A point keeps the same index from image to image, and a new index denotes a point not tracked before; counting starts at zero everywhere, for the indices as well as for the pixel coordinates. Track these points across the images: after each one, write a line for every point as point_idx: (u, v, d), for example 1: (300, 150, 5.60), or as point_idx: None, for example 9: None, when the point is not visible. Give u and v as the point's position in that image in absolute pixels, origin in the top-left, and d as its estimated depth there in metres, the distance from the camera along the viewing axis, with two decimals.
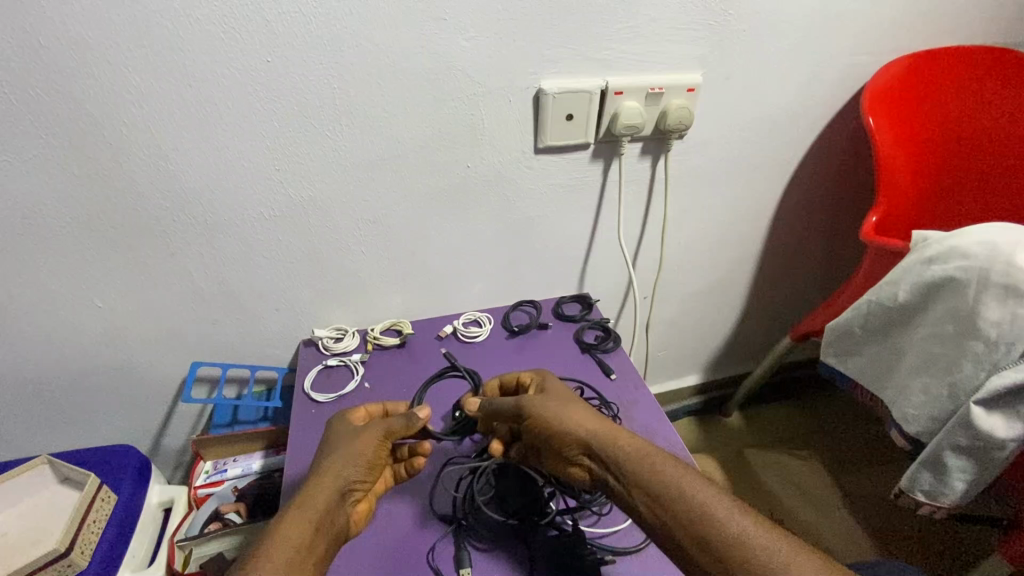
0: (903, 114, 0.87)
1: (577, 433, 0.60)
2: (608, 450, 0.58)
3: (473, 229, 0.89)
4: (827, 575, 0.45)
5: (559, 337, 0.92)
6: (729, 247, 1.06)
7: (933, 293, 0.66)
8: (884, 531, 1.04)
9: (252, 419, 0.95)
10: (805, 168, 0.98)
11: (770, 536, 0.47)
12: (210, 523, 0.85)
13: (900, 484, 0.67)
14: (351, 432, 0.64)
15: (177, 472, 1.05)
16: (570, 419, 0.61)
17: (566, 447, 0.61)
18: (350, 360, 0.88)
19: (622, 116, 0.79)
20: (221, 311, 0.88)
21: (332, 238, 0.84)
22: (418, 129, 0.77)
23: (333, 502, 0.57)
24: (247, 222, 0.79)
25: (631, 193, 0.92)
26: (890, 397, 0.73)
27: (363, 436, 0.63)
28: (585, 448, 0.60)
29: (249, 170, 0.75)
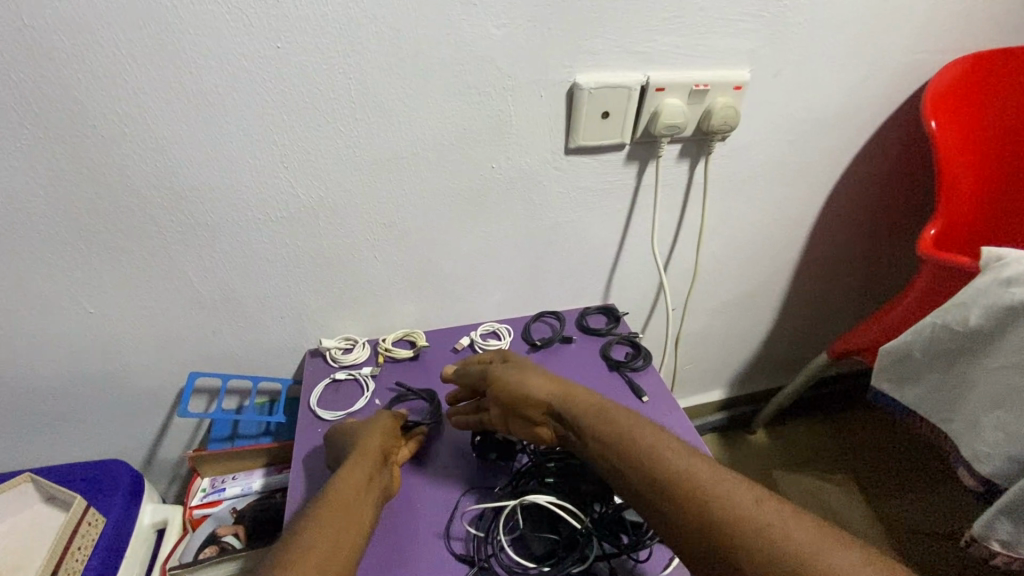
0: (966, 118, 0.80)
1: (542, 396, 0.60)
2: (574, 412, 0.57)
3: (495, 234, 0.83)
4: (773, 505, 0.43)
5: (585, 353, 0.85)
6: (765, 257, 0.99)
7: (1014, 319, 0.59)
8: (927, 563, 0.97)
9: (253, 433, 0.87)
10: (852, 175, 0.91)
11: (713, 471, 0.46)
12: (205, 548, 0.78)
13: (974, 531, 0.60)
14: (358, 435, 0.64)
15: (173, 486, 0.99)
16: (532, 385, 0.61)
17: (529, 409, 0.60)
18: (360, 374, 0.81)
19: (664, 115, 0.72)
20: (221, 318, 0.81)
21: (343, 242, 0.78)
22: (441, 125, 0.70)
23: (365, 487, 0.55)
24: (252, 224, 0.73)
25: (665, 198, 0.85)
26: (956, 430, 0.67)
27: (371, 435, 0.63)
28: (549, 410, 0.59)
29: (255, 167, 0.68)
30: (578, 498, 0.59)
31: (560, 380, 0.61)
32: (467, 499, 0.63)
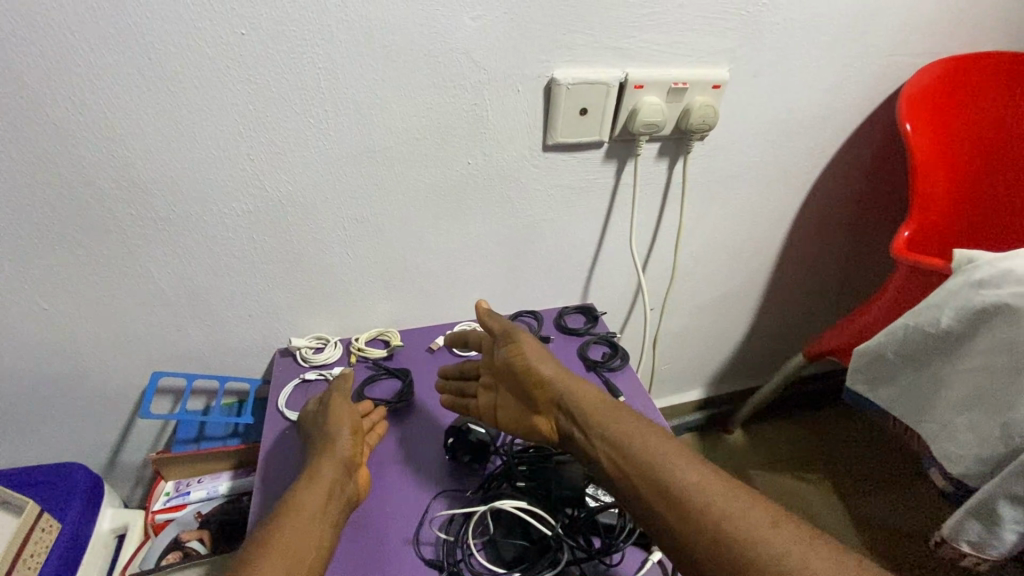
0: (940, 121, 0.81)
1: (552, 387, 0.59)
2: (577, 402, 0.57)
3: (471, 232, 0.81)
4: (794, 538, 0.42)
5: (562, 353, 0.84)
6: (743, 258, 0.99)
7: (984, 321, 0.60)
8: (899, 564, 0.98)
9: (220, 435, 0.85)
10: (829, 176, 0.91)
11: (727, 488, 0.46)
12: (168, 553, 0.76)
13: (944, 532, 0.60)
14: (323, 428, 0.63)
15: (137, 489, 0.95)
16: (540, 373, 0.59)
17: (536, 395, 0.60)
18: (331, 374, 0.79)
19: (642, 112, 0.71)
20: (186, 316, 0.78)
21: (315, 238, 0.75)
22: (414, 118, 0.68)
23: (326, 502, 0.54)
24: (217, 218, 0.70)
25: (644, 197, 0.84)
26: (927, 431, 0.67)
27: (337, 428, 0.62)
28: (556, 402, 0.58)
29: (220, 159, 0.66)
30: (550, 503, 0.58)
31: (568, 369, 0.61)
32: (438, 503, 0.62)
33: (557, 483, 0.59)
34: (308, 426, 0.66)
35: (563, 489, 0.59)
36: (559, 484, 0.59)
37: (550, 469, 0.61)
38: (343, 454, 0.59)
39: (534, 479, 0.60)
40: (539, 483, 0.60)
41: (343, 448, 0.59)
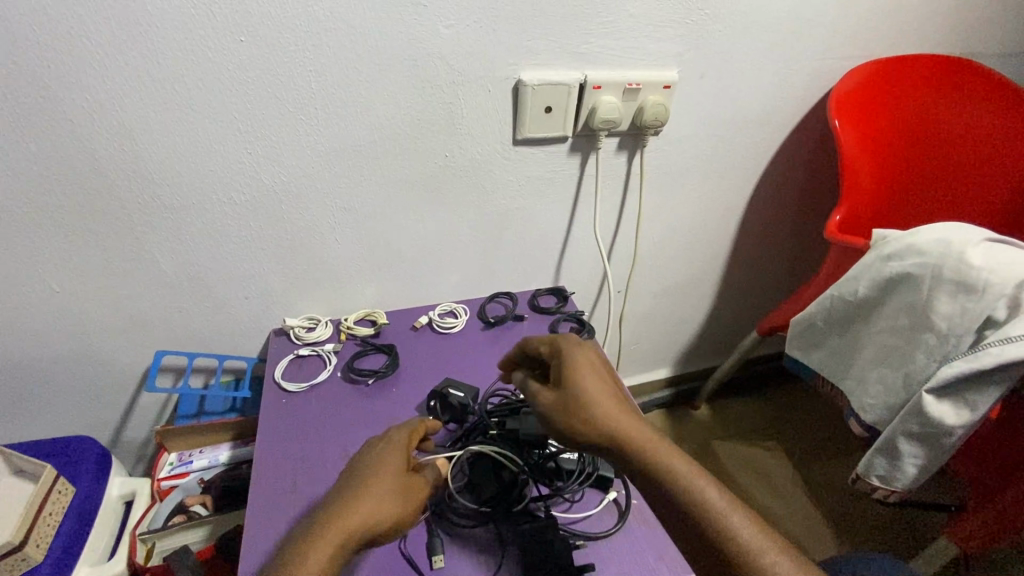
0: (867, 117, 0.91)
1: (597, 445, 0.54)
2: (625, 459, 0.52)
3: (450, 219, 0.89)
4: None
5: (535, 329, 0.93)
6: (701, 243, 1.08)
7: (891, 288, 0.69)
8: (845, 517, 1.07)
9: (219, 410, 0.92)
10: (774, 168, 1.01)
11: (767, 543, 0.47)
12: (174, 516, 0.83)
13: (858, 469, 0.69)
14: (379, 460, 0.58)
15: (139, 465, 1.02)
16: (585, 433, 0.54)
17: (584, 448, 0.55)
18: (323, 350, 0.87)
19: (600, 110, 0.80)
20: (188, 298, 0.85)
21: (306, 225, 0.83)
22: (396, 115, 0.76)
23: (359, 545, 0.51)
24: (218, 206, 0.77)
25: (607, 187, 0.93)
26: (849, 387, 0.77)
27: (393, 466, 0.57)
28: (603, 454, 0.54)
29: (220, 153, 0.73)
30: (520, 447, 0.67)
31: (613, 415, 0.53)
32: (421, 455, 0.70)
33: (526, 428, 0.67)
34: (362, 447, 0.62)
35: (532, 433, 0.66)
36: (528, 429, 0.67)
37: (522, 418, 0.69)
38: (393, 504, 0.54)
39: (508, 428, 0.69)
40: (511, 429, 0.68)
41: (397, 499, 0.54)
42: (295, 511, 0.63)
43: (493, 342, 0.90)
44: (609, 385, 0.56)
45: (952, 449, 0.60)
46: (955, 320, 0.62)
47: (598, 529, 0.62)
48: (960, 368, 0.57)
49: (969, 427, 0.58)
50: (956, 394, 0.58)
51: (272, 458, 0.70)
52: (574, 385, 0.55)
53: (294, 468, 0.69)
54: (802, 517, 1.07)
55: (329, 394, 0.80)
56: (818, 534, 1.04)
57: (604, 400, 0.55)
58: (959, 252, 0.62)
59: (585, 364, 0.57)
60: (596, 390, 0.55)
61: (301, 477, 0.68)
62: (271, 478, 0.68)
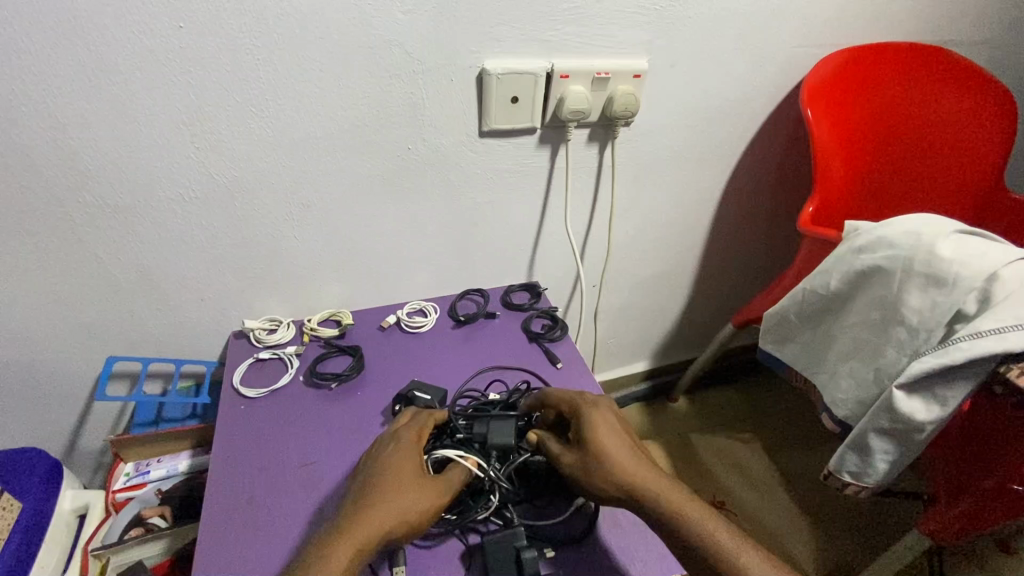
0: (840, 107, 0.90)
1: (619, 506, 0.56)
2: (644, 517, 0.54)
3: (416, 215, 0.86)
4: None
5: (506, 327, 0.90)
6: (675, 236, 1.07)
7: (863, 281, 0.68)
8: (818, 507, 1.08)
9: (179, 416, 0.87)
10: (747, 159, 1.00)
11: None
12: (131, 529, 0.80)
13: (830, 465, 0.68)
14: (392, 461, 0.57)
15: (98, 475, 0.97)
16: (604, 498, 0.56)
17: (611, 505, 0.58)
18: (285, 352, 0.83)
19: (568, 100, 0.77)
20: (139, 301, 0.81)
21: (263, 222, 0.79)
22: (353, 107, 0.72)
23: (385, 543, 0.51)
24: (166, 204, 0.73)
25: (578, 179, 0.91)
26: (822, 381, 0.76)
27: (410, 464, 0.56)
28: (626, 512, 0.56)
29: (165, 147, 0.69)
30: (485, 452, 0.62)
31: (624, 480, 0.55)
32: None
33: (493, 435, 0.62)
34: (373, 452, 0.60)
35: (500, 440, 0.61)
36: (495, 435, 0.62)
37: (491, 421, 0.64)
38: (416, 498, 0.53)
39: (475, 431, 0.63)
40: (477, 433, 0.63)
41: (420, 494, 0.53)
42: (244, 526, 0.61)
43: (463, 341, 0.87)
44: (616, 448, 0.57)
45: (922, 445, 0.59)
46: (925, 314, 0.61)
47: (568, 534, 0.60)
48: (930, 363, 0.56)
49: (940, 422, 0.58)
50: (927, 391, 0.58)
51: (226, 471, 0.67)
52: (594, 445, 0.57)
53: (248, 482, 0.66)
54: (781, 511, 1.07)
55: (291, 400, 0.77)
56: (795, 527, 1.04)
57: (624, 460, 0.56)
58: (929, 245, 0.61)
59: (604, 423, 0.59)
60: (616, 449, 0.57)
61: (257, 491, 0.65)
62: (221, 492, 0.65)
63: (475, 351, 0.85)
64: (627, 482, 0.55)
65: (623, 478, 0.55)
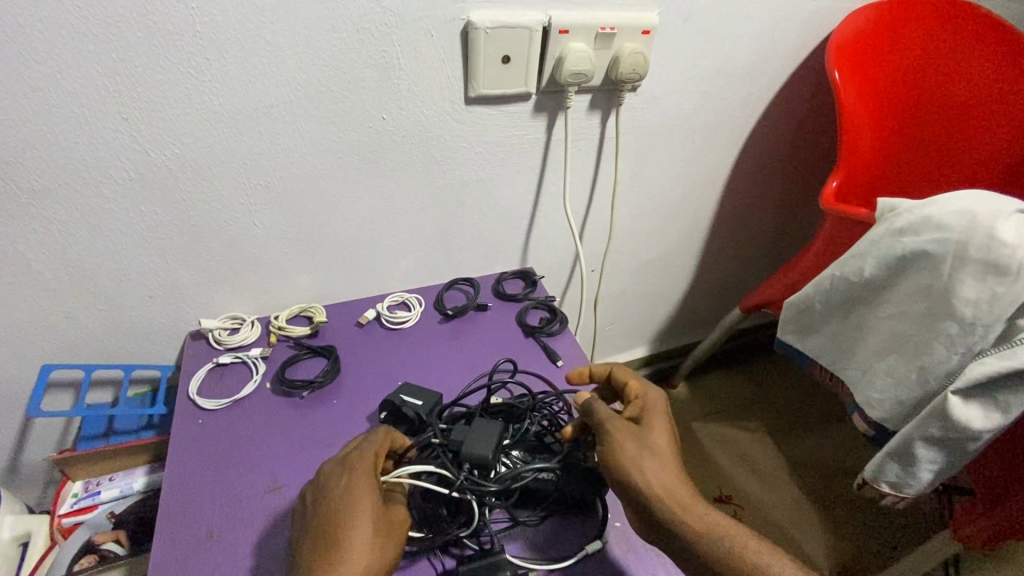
0: (868, 70, 0.80)
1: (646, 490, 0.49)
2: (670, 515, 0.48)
3: (395, 196, 0.75)
4: None
5: (500, 319, 0.81)
6: (681, 214, 0.98)
7: (904, 268, 0.60)
8: (825, 496, 1.03)
9: (132, 428, 0.77)
10: (761, 128, 0.91)
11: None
12: (81, 558, 0.71)
13: (865, 475, 0.63)
14: (346, 504, 0.48)
15: (47, 493, 0.86)
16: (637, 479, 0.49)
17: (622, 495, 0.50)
18: (249, 356, 0.73)
19: (568, 60, 0.66)
20: (73, 302, 0.69)
21: (215, 207, 0.68)
22: (314, 67, 0.61)
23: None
24: (94, 188, 0.61)
25: (578, 153, 0.80)
26: (852, 377, 0.69)
27: (365, 507, 0.48)
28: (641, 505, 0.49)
29: (86, 119, 0.57)
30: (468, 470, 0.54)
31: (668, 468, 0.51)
32: None
33: (471, 443, 0.55)
34: (320, 482, 0.51)
35: (476, 450, 0.54)
36: (478, 447, 0.54)
37: (469, 430, 0.57)
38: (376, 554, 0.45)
39: (450, 441, 0.56)
40: (454, 443, 0.56)
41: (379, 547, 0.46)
42: (204, 568, 0.52)
43: (451, 337, 0.78)
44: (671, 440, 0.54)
45: (975, 455, 0.54)
46: (981, 307, 0.53)
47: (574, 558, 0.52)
48: (992, 367, 0.51)
49: (997, 431, 0.53)
50: (986, 396, 0.52)
51: (180, 500, 0.58)
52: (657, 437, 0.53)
53: (205, 511, 0.56)
54: (787, 505, 1.01)
55: (256, 411, 0.67)
56: (806, 522, 0.98)
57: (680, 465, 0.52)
58: (987, 227, 0.53)
59: (669, 418, 0.55)
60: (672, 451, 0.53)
61: (217, 523, 0.55)
62: (175, 525, 0.55)
63: (466, 349, 0.76)
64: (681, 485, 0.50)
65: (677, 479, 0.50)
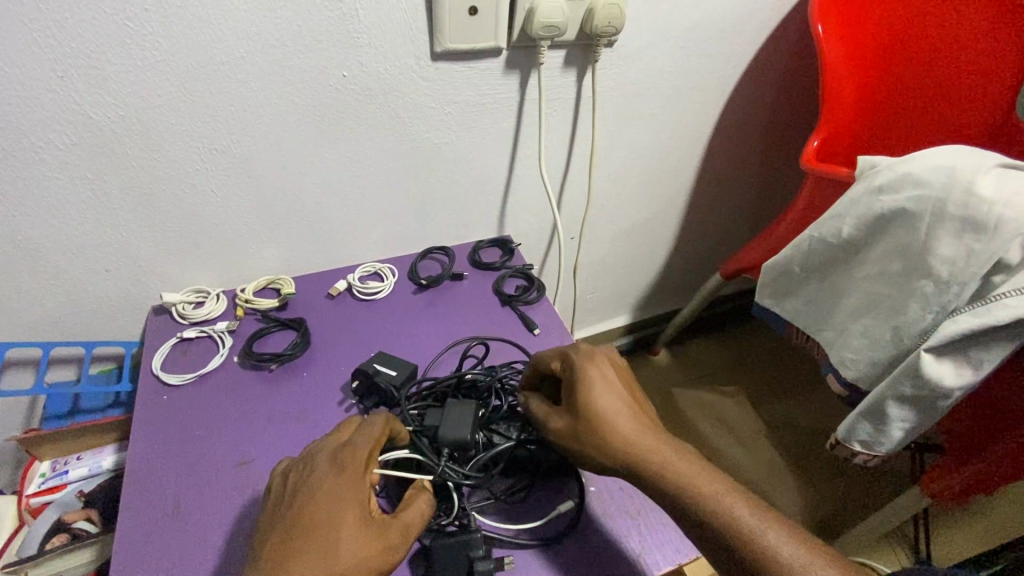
0: (852, 24, 0.78)
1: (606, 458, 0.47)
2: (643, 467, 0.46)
3: (361, 160, 0.72)
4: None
5: (475, 288, 0.79)
6: (661, 178, 0.96)
7: (882, 227, 0.59)
8: (802, 457, 1.06)
9: (98, 406, 0.74)
10: (741, 87, 0.88)
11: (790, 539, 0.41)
12: (51, 537, 0.69)
13: (838, 434, 0.64)
14: (331, 511, 0.43)
15: (17, 475, 0.84)
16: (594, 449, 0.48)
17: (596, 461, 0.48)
18: (215, 329, 0.71)
19: (540, 11, 0.63)
20: (23, 277, 0.66)
21: (168, 174, 0.64)
22: (266, 20, 0.57)
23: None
24: (30, 153, 0.57)
25: (554, 113, 0.77)
26: (828, 338, 0.69)
27: (349, 512, 0.43)
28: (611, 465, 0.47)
29: (15, 76, 0.52)
30: (437, 449, 0.53)
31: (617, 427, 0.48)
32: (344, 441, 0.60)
33: (446, 426, 0.53)
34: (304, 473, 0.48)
35: (452, 434, 0.53)
36: (448, 427, 0.53)
37: (443, 411, 0.55)
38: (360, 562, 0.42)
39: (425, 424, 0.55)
40: (428, 427, 0.54)
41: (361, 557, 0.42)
42: (172, 541, 0.51)
43: (426, 307, 0.76)
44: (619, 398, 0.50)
45: (945, 411, 0.54)
46: (958, 265, 0.52)
47: (545, 530, 0.52)
48: (966, 324, 0.50)
49: (968, 388, 0.53)
50: (959, 353, 0.52)
51: (145, 474, 0.56)
52: (587, 405, 0.49)
53: (173, 485, 0.55)
54: (763, 467, 1.02)
55: (223, 385, 0.65)
56: (782, 483, 1.00)
57: (625, 419, 0.48)
58: (966, 183, 0.52)
59: (597, 375, 0.51)
60: (614, 408, 0.49)
61: (185, 496, 0.54)
62: (141, 499, 0.54)
63: (442, 318, 0.74)
64: (629, 445, 0.47)
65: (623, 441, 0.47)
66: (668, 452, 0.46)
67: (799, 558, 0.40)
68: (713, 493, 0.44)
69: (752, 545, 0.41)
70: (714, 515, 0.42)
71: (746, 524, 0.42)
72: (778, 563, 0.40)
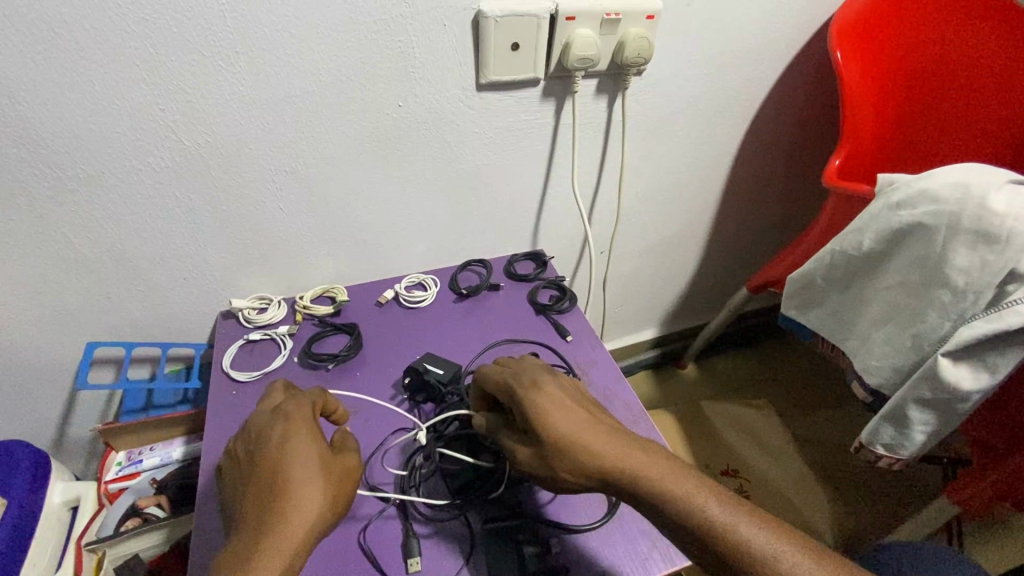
0: (869, 50, 0.82)
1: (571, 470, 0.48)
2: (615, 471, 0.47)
3: (410, 181, 0.79)
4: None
5: (512, 298, 0.85)
6: (686, 196, 1.00)
7: (900, 241, 0.63)
8: (832, 472, 1.06)
9: (170, 402, 0.82)
10: (765, 109, 0.93)
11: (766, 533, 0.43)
12: (127, 520, 0.76)
13: (862, 438, 0.67)
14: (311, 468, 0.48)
15: (92, 463, 0.93)
16: (560, 464, 0.48)
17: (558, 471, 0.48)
18: (277, 333, 0.78)
19: (575, 46, 0.69)
20: (116, 284, 0.75)
21: (243, 193, 0.72)
22: (333, 57, 0.65)
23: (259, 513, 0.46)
24: (133, 174, 0.66)
25: (586, 136, 0.83)
26: (852, 347, 0.72)
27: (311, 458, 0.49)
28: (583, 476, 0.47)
29: (127, 111, 0.61)
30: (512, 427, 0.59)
31: (580, 438, 0.48)
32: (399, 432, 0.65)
33: None
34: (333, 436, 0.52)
35: None
36: None
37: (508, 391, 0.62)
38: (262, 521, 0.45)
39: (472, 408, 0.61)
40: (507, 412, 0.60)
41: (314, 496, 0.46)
42: None
43: (466, 315, 0.82)
44: (578, 412, 0.50)
45: (965, 414, 0.57)
46: (973, 275, 0.55)
47: (581, 514, 0.57)
48: (980, 329, 0.53)
49: (986, 391, 0.55)
50: (974, 357, 0.55)
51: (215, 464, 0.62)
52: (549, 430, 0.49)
53: None
54: (796, 480, 1.01)
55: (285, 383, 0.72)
56: (812, 495, 0.98)
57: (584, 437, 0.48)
58: (980, 197, 0.55)
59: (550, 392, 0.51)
60: (570, 426, 0.49)
61: None
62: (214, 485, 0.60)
63: (481, 326, 0.80)
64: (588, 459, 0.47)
65: (589, 460, 0.47)
66: (634, 464, 0.47)
67: (772, 547, 0.42)
68: (683, 498, 0.45)
69: (726, 541, 0.43)
70: (684, 514, 0.44)
71: (719, 522, 0.43)
72: (756, 556, 0.42)
